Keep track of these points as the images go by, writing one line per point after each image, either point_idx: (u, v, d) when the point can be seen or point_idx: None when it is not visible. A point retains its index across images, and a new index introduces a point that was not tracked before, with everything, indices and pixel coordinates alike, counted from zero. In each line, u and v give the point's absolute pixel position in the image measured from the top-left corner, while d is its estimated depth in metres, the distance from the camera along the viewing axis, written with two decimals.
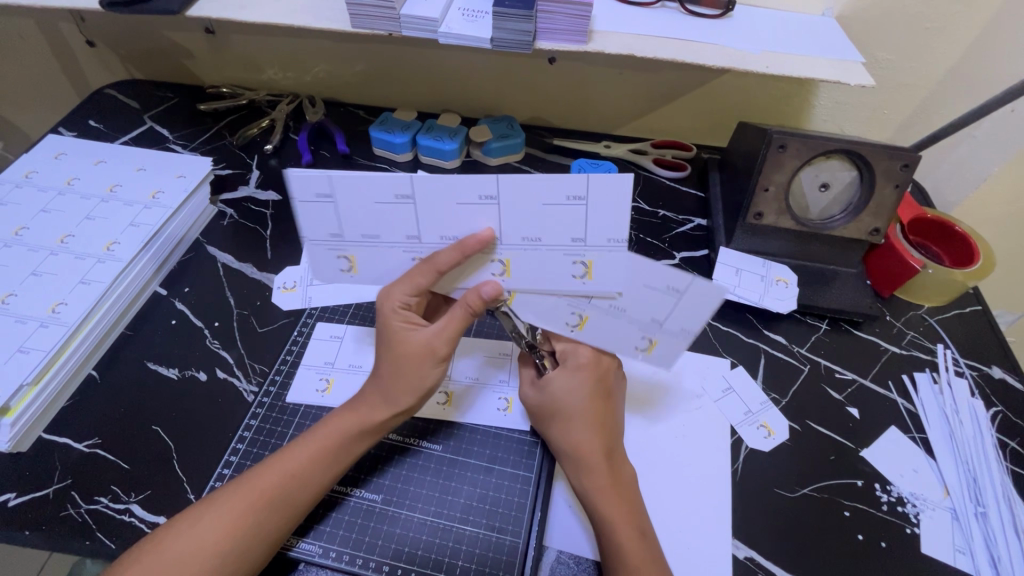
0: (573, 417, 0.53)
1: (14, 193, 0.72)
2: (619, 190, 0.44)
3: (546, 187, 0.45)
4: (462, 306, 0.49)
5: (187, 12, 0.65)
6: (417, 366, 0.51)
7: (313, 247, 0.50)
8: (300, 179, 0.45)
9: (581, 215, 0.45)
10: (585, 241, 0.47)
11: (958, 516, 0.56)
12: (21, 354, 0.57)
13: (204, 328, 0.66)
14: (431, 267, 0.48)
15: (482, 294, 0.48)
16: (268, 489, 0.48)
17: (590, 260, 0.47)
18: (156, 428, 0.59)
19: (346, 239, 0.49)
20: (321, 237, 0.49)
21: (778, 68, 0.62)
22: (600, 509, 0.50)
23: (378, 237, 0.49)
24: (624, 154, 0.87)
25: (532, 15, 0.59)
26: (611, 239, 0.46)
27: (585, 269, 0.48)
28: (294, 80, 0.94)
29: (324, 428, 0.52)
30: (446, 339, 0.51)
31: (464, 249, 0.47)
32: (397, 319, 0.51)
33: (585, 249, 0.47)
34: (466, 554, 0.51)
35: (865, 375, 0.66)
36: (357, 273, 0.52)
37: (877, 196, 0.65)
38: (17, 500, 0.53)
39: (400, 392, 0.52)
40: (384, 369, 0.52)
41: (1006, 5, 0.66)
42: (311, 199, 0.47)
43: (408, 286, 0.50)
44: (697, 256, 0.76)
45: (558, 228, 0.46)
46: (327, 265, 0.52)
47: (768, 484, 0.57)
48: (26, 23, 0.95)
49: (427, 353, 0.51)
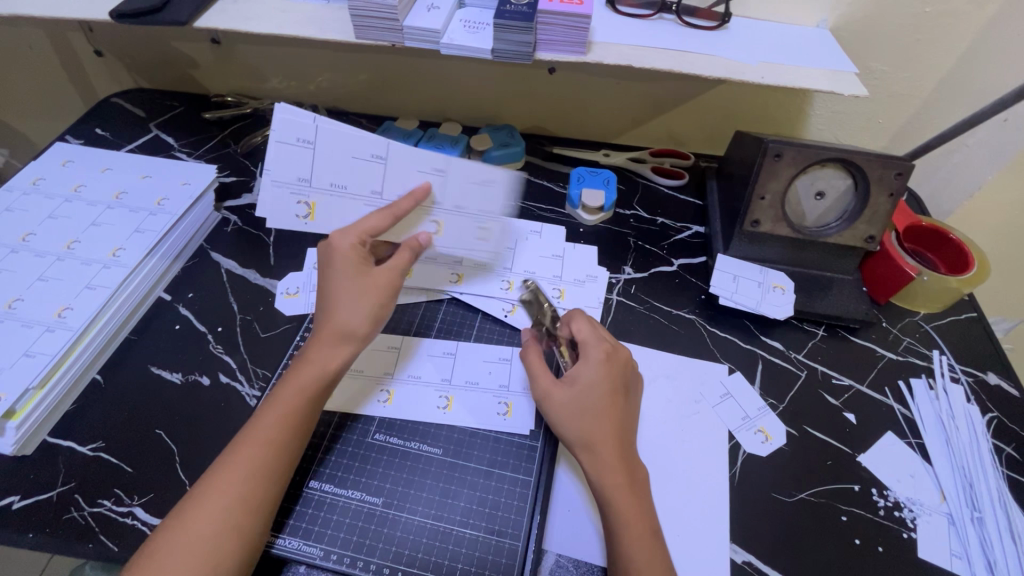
0: (596, 413, 0.53)
1: (21, 200, 0.73)
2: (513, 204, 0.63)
3: (470, 168, 0.61)
4: (406, 249, 0.59)
5: (195, 24, 0.66)
6: (372, 296, 0.56)
7: (276, 188, 0.59)
8: (290, 120, 0.56)
9: (492, 192, 0.62)
10: (489, 211, 0.63)
11: (955, 520, 0.56)
12: (27, 357, 0.58)
13: (207, 333, 0.67)
14: (389, 212, 0.57)
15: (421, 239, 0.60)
16: (252, 467, 0.49)
17: (489, 227, 0.64)
18: (160, 431, 0.59)
19: (312, 184, 0.59)
20: (289, 180, 0.59)
21: (773, 79, 0.63)
22: (615, 508, 0.50)
23: (344, 187, 0.59)
24: (623, 162, 0.88)
25: (532, 27, 0.60)
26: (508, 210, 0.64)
27: (486, 234, 0.64)
28: (298, 89, 0.95)
29: (283, 389, 0.53)
30: (397, 271, 0.57)
31: (417, 196, 0.58)
32: (355, 253, 0.56)
33: (488, 217, 0.63)
34: (466, 556, 0.51)
35: (861, 381, 0.66)
36: (312, 220, 0.60)
37: (871, 204, 0.66)
38: (22, 503, 0.54)
39: (354, 325, 0.55)
40: (337, 300, 0.55)
41: (997, 17, 0.67)
42: (291, 142, 0.57)
43: (364, 226, 0.56)
44: (695, 263, 0.77)
45: (473, 200, 0.62)
46: (286, 210, 0.60)
47: (765, 489, 0.58)
48: (35, 34, 0.96)
49: (385, 284, 0.57)
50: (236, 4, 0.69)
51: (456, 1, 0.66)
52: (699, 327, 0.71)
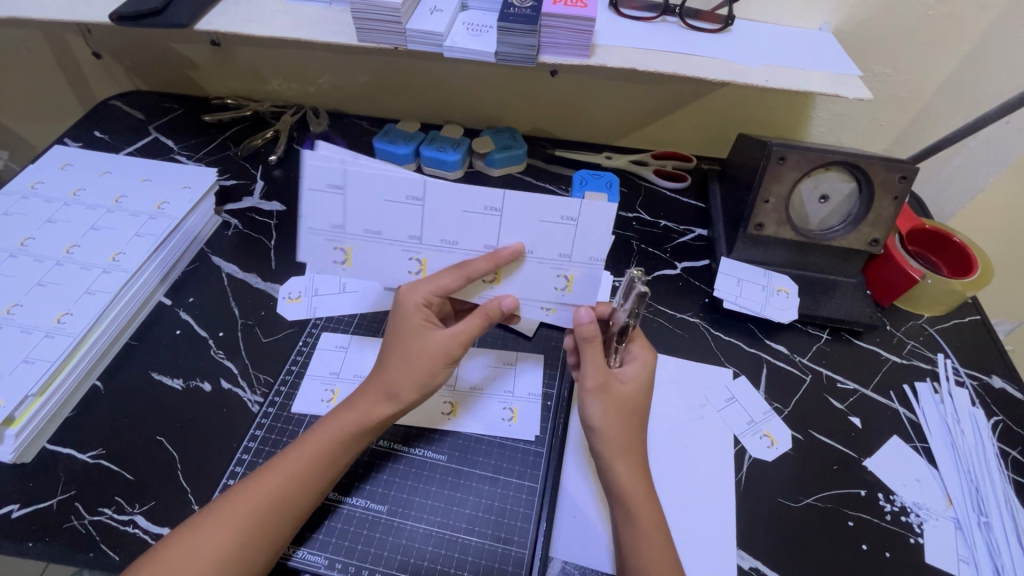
0: (634, 420, 0.52)
1: (19, 204, 0.72)
2: (599, 244, 0.50)
3: (542, 206, 0.49)
4: (479, 315, 0.52)
5: (196, 26, 0.66)
6: (428, 366, 0.52)
7: (311, 235, 0.52)
8: (320, 165, 0.49)
9: (570, 233, 0.49)
10: (570, 258, 0.51)
11: (962, 525, 0.56)
12: (26, 363, 0.57)
13: (208, 338, 0.67)
14: (462, 272, 0.50)
15: (500, 304, 0.52)
16: (274, 491, 0.48)
17: (570, 276, 0.52)
18: (161, 438, 0.59)
19: (346, 231, 0.52)
20: (323, 228, 0.52)
21: (778, 82, 0.63)
22: (636, 515, 0.48)
23: (380, 232, 0.52)
24: (625, 165, 0.88)
25: (536, 30, 0.60)
26: (592, 257, 0.50)
27: (566, 282, 0.52)
28: (297, 91, 0.95)
29: (322, 428, 0.52)
30: (462, 341, 0.52)
31: (498, 258, 0.50)
32: (419, 316, 0.52)
33: (569, 264, 0.51)
34: (471, 564, 0.51)
35: (866, 385, 0.66)
36: (350, 267, 0.54)
37: (876, 207, 0.66)
38: (21, 512, 0.53)
39: (403, 388, 0.52)
40: (393, 364, 0.52)
41: (1000, 19, 0.67)
42: (321, 189, 0.50)
43: (434, 286, 0.51)
44: (698, 266, 0.77)
45: (546, 243, 0.50)
46: (323, 255, 0.53)
47: (771, 494, 0.58)
48: (32, 35, 0.95)
49: (442, 355, 0.52)
50: (236, 6, 0.69)
51: (459, 4, 0.66)
52: (703, 331, 0.70)
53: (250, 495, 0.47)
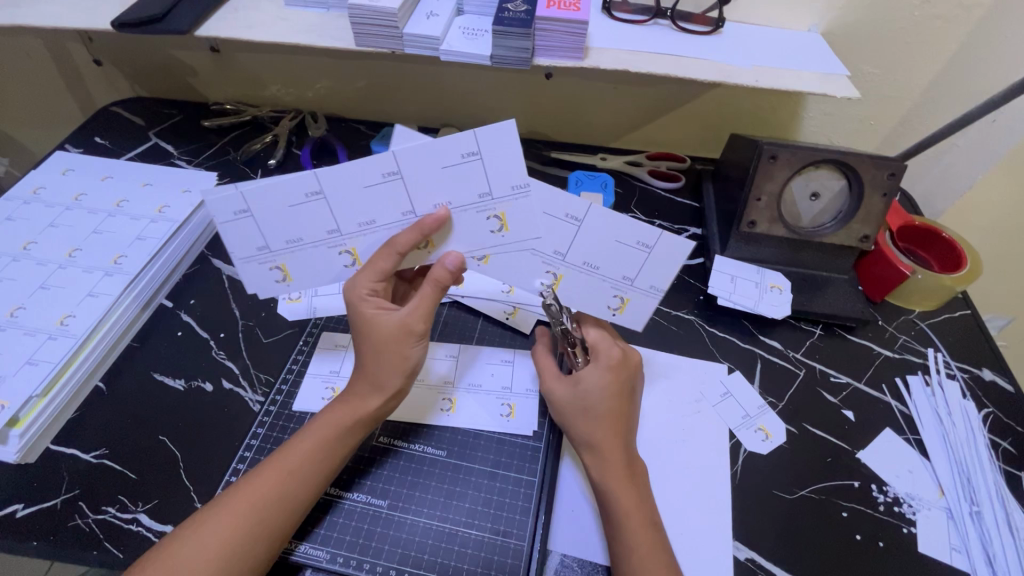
0: (606, 409, 0.54)
1: (21, 209, 0.73)
2: (511, 163, 0.48)
3: (436, 149, 0.47)
4: (430, 283, 0.52)
5: (197, 33, 0.67)
6: (397, 346, 0.53)
7: (244, 264, 0.54)
8: (217, 199, 0.49)
9: (478, 169, 0.48)
10: (492, 194, 0.49)
11: (953, 514, 0.57)
12: (30, 365, 0.58)
13: (210, 340, 0.67)
14: (394, 250, 0.50)
15: (448, 266, 0.51)
16: (283, 491, 0.49)
17: (502, 214, 0.50)
18: (163, 437, 0.59)
19: (343, 233, 0.52)
20: (251, 253, 0.53)
21: (768, 82, 0.64)
22: (617, 498, 0.51)
23: (374, 222, 0.51)
24: (620, 166, 0.89)
25: (531, 33, 0.61)
26: (514, 185, 0.49)
27: (500, 223, 0.51)
28: (296, 96, 0.96)
29: (317, 426, 0.53)
30: (419, 316, 0.52)
31: (424, 228, 0.49)
32: (367, 306, 0.52)
33: (494, 202, 0.50)
34: (471, 557, 0.51)
35: (859, 379, 0.67)
36: (293, 280, 0.56)
37: (865, 204, 0.68)
38: (25, 511, 0.54)
39: (385, 375, 0.53)
40: (365, 356, 0.53)
41: (984, 20, 0.69)
42: (302, 199, 0.50)
43: (374, 273, 0.52)
44: (693, 264, 0.78)
45: (460, 189, 0.49)
46: (263, 277, 0.55)
47: (767, 486, 0.58)
48: (34, 44, 0.97)
49: (404, 332, 0.52)
50: (236, 13, 0.70)
51: (454, 9, 0.67)
52: (699, 329, 0.71)
53: (260, 495, 0.48)
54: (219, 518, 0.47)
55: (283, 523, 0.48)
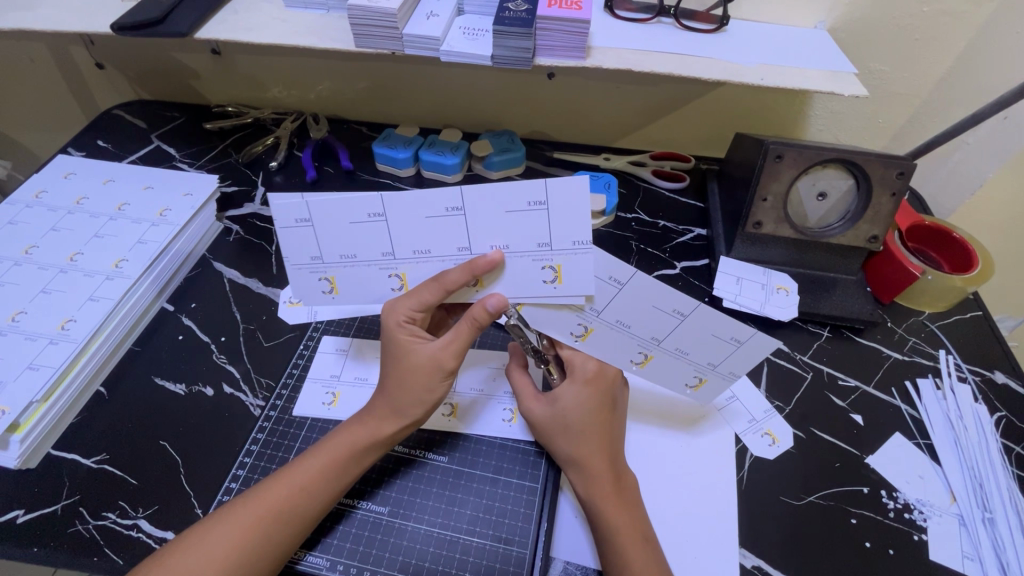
0: (585, 425, 0.53)
1: (24, 213, 0.73)
2: (580, 224, 0.46)
3: (507, 195, 0.46)
4: (467, 321, 0.51)
5: (196, 35, 0.66)
6: (423, 379, 0.52)
7: (296, 270, 0.54)
8: (286, 205, 0.49)
9: (543, 220, 0.47)
10: (551, 245, 0.48)
11: (965, 521, 0.56)
12: (31, 370, 0.58)
13: (211, 344, 0.67)
14: (441, 285, 0.50)
15: (487, 307, 0.50)
16: (280, 501, 0.48)
17: (558, 266, 0.49)
18: (164, 442, 0.59)
19: (397, 257, 0.52)
20: (305, 261, 0.53)
21: (774, 81, 0.63)
22: (605, 516, 0.50)
23: (429, 252, 0.51)
24: (623, 166, 0.88)
25: (532, 33, 0.60)
26: (576, 242, 0.47)
27: (554, 274, 0.49)
28: (297, 98, 0.96)
29: (328, 443, 0.52)
30: (450, 352, 0.52)
31: (472, 268, 0.49)
32: (403, 332, 0.52)
33: (552, 253, 0.48)
34: (472, 565, 0.51)
35: (867, 382, 0.66)
36: (339, 294, 0.55)
37: (874, 204, 0.66)
38: (26, 517, 0.54)
39: (405, 405, 0.52)
40: (390, 381, 0.53)
41: (995, 13, 0.67)
42: (364, 219, 0.49)
43: (415, 301, 0.52)
44: (697, 266, 0.77)
45: (523, 235, 0.48)
46: (311, 286, 0.55)
47: (774, 492, 0.57)
48: (37, 48, 0.97)
49: (434, 366, 0.52)
50: (236, 15, 0.70)
51: (455, 9, 0.67)
52: None
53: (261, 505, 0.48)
54: (220, 527, 0.47)
55: (285, 533, 0.47)
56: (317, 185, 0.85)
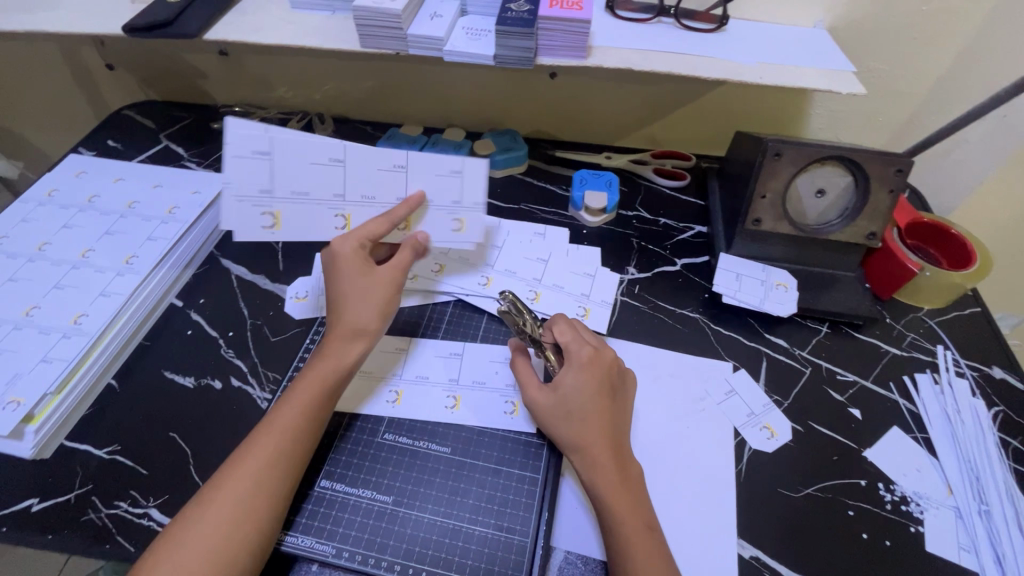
0: (586, 409, 0.55)
1: (36, 211, 0.75)
2: (480, 191, 0.63)
3: (435, 161, 0.61)
4: (409, 248, 0.62)
5: (205, 36, 0.68)
6: (375, 292, 0.59)
7: (237, 201, 0.59)
8: (245, 134, 0.57)
9: (457, 183, 0.62)
10: (461, 202, 0.63)
11: (962, 513, 0.56)
12: (44, 363, 0.60)
13: (219, 338, 0.69)
14: (385, 219, 0.60)
15: (422, 238, 0.62)
16: (271, 450, 0.50)
17: (463, 218, 0.63)
18: (174, 434, 0.60)
19: (345, 199, 0.61)
20: (251, 193, 0.59)
21: (772, 79, 0.64)
22: (608, 502, 0.51)
23: (374, 198, 0.61)
24: (625, 164, 0.89)
25: (533, 33, 0.61)
26: (482, 201, 0.63)
27: (460, 225, 0.64)
28: (303, 98, 0.97)
29: (289, 405, 0.54)
30: (396, 271, 0.60)
31: (410, 203, 0.60)
32: (350, 259, 0.58)
33: (461, 209, 0.63)
34: (475, 553, 0.52)
35: (866, 377, 0.67)
36: (279, 229, 0.60)
37: (872, 201, 0.67)
38: (40, 505, 0.55)
39: (360, 325, 0.58)
40: (344, 304, 0.58)
41: (993, 12, 0.68)
42: (324, 162, 0.60)
43: (360, 234, 0.59)
44: (698, 263, 0.78)
45: (444, 192, 0.62)
46: (252, 220, 0.60)
47: (772, 484, 0.58)
48: (49, 50, 0.99)
49: (385, 282, 0.59)
50: (244, 16, 0.71)
51: (458, 10, 0.68)
52: (703, 326, 0.71)
53: (240, 482, 0.48)
54: (210, 509, 0.47)
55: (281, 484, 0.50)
56: None
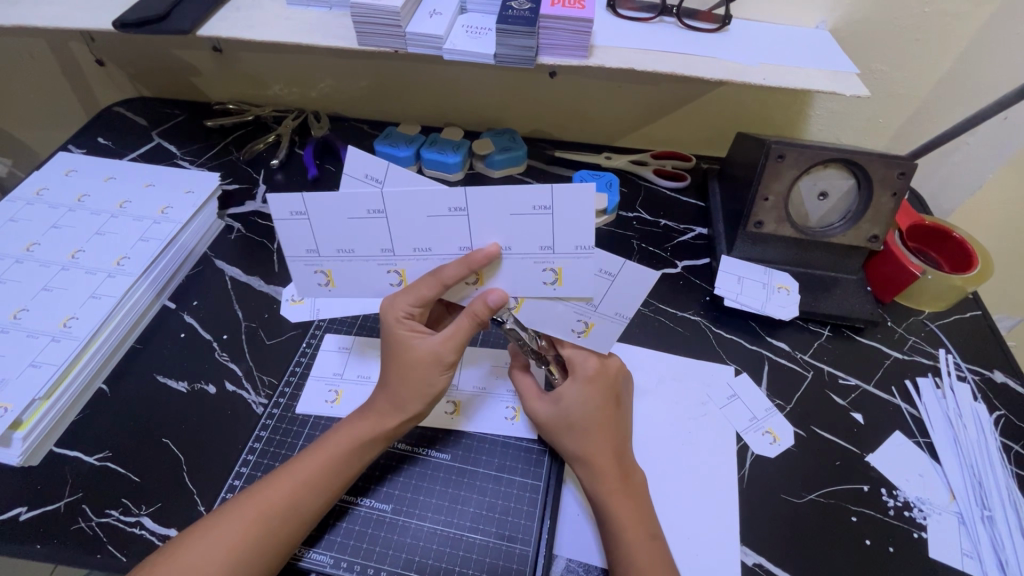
0: (592, 422, 0.54)
1: (25, 210, 0.73)
2: (583, 232, 0.47)
3: (511, 199, 0.46)
4: (467, 316, 0.51)
5: (198, 32, 0.66)
6: (423, 373, 0.52)
7: (293, 262, 0.53)
8: (280, 197, 0.47)
9: (547, 224, 0.47)
10: (554, 249, 0.48)
11: (965, 519, 0.56)
12: (33, 368, 0.58)
13: (212, 341, 0.67)
14: (438, 280, 0.50)
15: (487, 301, 0.51)
16: (281, 496, 0.48)
17: (559, 268, 0.50)
18: (167, 440, 0.59)
19: (396, 254, 0.51)
20: (300, 253, 0.52)
21: (777, 81, 0.63)
22: (613, 510, 0.50)
23: (430, 250, 0.51)
24: (625, 165, 0.88)
25: (535, 32, 0.60)
26: (579, 247, 0.48)
27: (555, 276, 0.50)
28: (298, 95, 0.95)
29: (331, 438, 0.52)
30: (450, 345, 0.52)
31: (469, 263, 0.49)
32: (403, 328, 0.52)
33: (554, 257, 0.49)
34: (476, 562, 0.51)
35: (868, 381, 0.66)
36: (334, 287, 0.54)
37: (875, 205, 0.67)
38: (28, 514, 0.54)
39: (410, 398, 0.53)
40: (392, 377, 0.53)
41: (996, 14, 0.68)
42: (363, 215, 0.49)
43: (413, 295, 0.51)
44: (699, 265, 0.77)
45: (525, 238, 0.48)
46: (307, 279, 0.54)
47: (775, 490, 0.58)
48: (37, 44, 0.96)
49: (434, 360, 0.52)
50: (238, 12, 0.70)
51: (458, 8, 0.67)
52: (704, 329, 0.71)
53: (264, 500, 0.48)
54: (206, 537, 0.46)
55: (282, 529, 0.47)
56: (318, 184, 0.85)
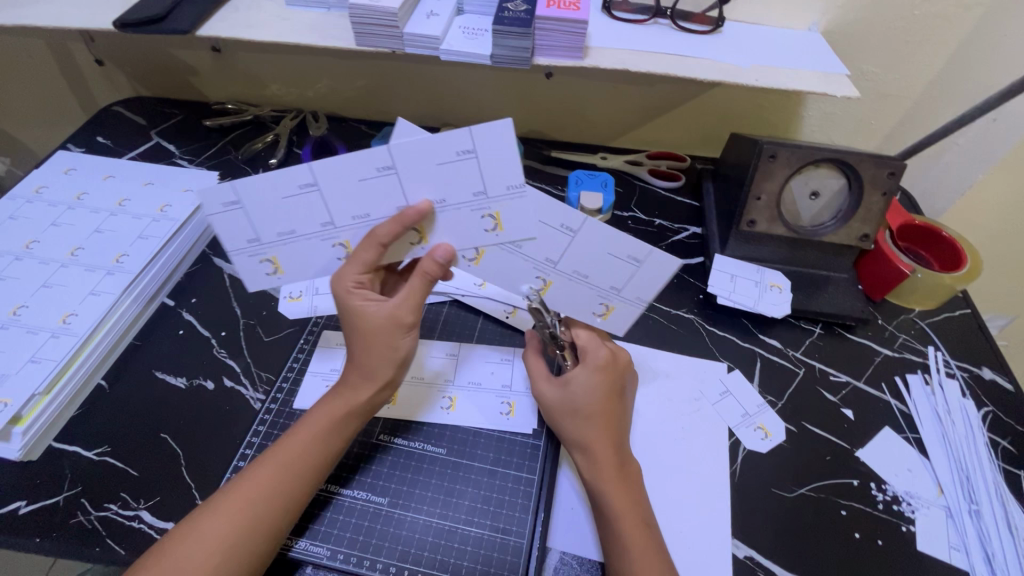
0: (594, 410, 0.54)
1: (24, 208, 0.73)
2: (507, 170, 0.47)
3: (433, 147, 0.46)
4: (418, 276, 0.52)
5: (198, 33, 0.67)
6: (387, 339, 0.53)
7: (237, 256, 0.54)
8: (208, 190, 0.48)
9: (473, 168, 0.47)
10: (486, 194, 0.49)
11: (952, 513, 0.57)
12: (32, 364, 0.59)
13: (210, 338, 0.68)
14: (374, 242, 0.50)
15: (437, 258, 0.51)
16: (276, 484, 0.49)
17: (496, 213, 0.50)
18: (165, 435, 0.60)
19: (337, 226, 0.52)
20: (242, 245, 0.53)
21: (768, 82, 0.64)
22: (606, 499, 0.51)
23: (368, 215, 0.51)
24: (621, 165, 0.89)
25: (531, 33, 0.61)
26: (561, 224, 0.51)
27: (494, 221, 0.51)
28: (297, 95, 0.96)
29: (312, 418, 0.53)
30: (407, 307, 0.53)
31: (405, 221, 0.49)
32: (355, 298, 0.52)
33: (488, 202, 0.49)
34: (471, 554, 0.52)
35: (858, 378, 0.67)
36: (283, 273, 0.55)
37: (865, 204, 0.68)
38: (28, 508, 0.54)
39: (376, 365, 0.54)
40: (355, 349, 0.54)
41: (984, 18, 0.69)
42: (296, 192, 0.49)
43: (358, 264, 0.51)
44: (693, 263, 0.78)
45: (455, 186, 0.48)
46: (254, 270, 0.55)
47: (766, 484, 0.59)
48: (37, 44, 0.97)
49: (393, 324, 0.53)
50: (238, 13, 0.70)
51: (455, 9, 0.68)
52: (698, 327, 0.72)
53: (258, 487, 0.49)
54: (206, 521, 0.47)
55: (276, 515, 0.48)
56: None
